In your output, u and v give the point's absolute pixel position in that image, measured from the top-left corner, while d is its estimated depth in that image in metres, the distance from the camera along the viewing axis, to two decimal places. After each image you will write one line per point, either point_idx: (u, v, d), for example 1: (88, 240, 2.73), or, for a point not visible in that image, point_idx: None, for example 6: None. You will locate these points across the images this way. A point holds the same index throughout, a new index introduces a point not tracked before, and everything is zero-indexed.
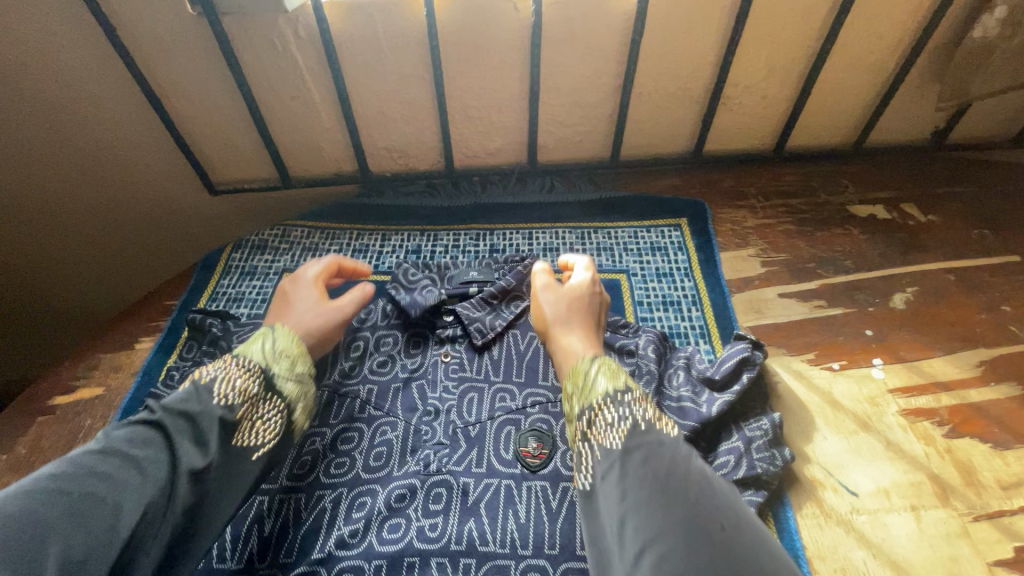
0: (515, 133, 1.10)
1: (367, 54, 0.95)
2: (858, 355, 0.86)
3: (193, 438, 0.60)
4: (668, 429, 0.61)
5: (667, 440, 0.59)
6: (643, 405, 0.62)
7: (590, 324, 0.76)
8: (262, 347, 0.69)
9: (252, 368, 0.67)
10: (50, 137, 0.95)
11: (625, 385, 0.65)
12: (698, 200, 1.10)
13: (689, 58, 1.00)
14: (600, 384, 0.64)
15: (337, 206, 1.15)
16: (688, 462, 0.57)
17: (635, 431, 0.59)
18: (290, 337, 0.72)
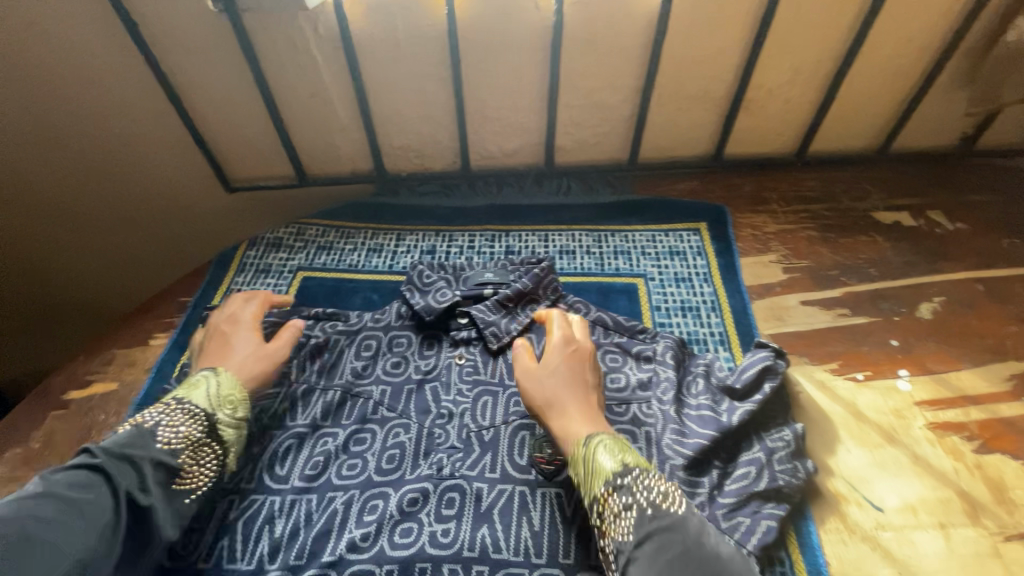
0: (533, 134, 1.09)
1: (386, 53, 0.94)
2: (883, 365, 0.84)
3: (136, 480, 0.61)
4: (675, 505, 0.61)
5: (671, 517, 0.60)
6: (646, 485, 0.63)
7: (581, 392, 0.73)
8: (203, 392, 0.71)
9: (195, 412, 0.69)
10: (70, 132, 0.96)
11: (626, 460, 0.65)
12: (719, 204, 1.08)
13: (712, 59, 0.98)
14: (603, 468, 0.65)
15: (352, 206, 1.14)
16: (697, 535, 0.58)
17: (642, 517, 0.60)
18: (232, 382, 0.74)
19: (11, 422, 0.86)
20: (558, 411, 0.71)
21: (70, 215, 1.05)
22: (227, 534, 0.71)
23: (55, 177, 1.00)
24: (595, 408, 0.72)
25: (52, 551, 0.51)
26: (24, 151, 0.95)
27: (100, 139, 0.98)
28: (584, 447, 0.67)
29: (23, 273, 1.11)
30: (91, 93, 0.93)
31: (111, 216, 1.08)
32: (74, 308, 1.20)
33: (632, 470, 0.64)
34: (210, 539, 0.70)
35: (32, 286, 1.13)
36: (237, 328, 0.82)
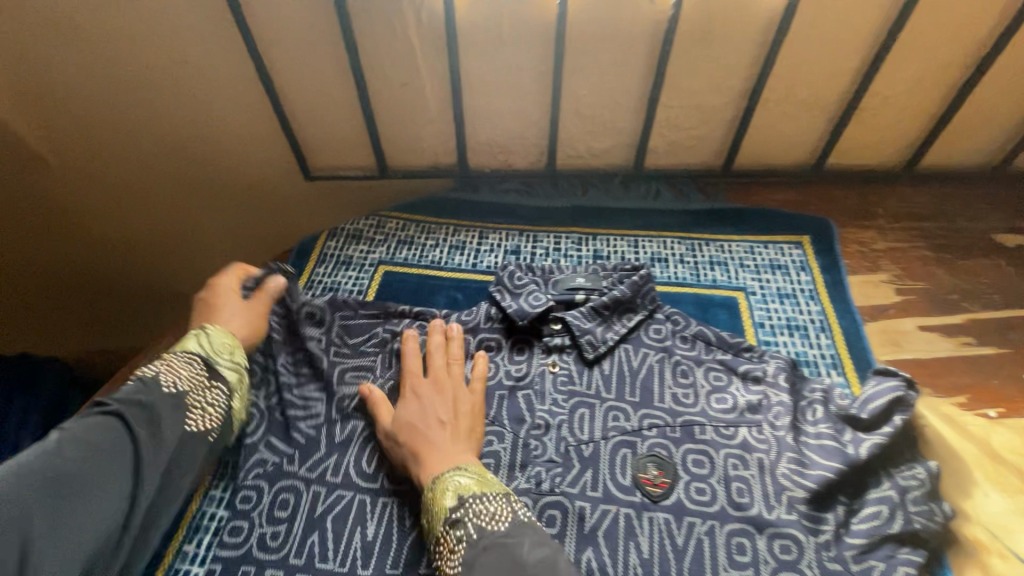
0: (626, 135, 1.04)
1: (488, 43, 0.91)
2: (1019, 403, 0.79)
3: (151, 425, 0.62)
4: (502, 524, 0.62)
5: (492, 539, 0.61)
6: (480, 510, 0.63)
7: (433, 430, 0.71)
8: (200, 340, 0.71)
9: (194, 359, 0.69)
10: (163, 114, 0.97)
11: (467, 489, 0.65)
12: (823, 217, 1.01)
13: (829, 63, 0.93)
14: (442, 505, 0.65)
15: (432, 201, 1.11)
16: (513, 552, 0.59)
17: (471, 545, 0.61)
18: (224, 330, 0.74)
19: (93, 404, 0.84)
20: (416, 458, 0.70)
21: (153, 201, 1.09)
22: (317, 529, 0.68)
23: (139, 162, 1.03)
24: (456, 447, 0.70)
25: (78, 503, 0.54)
26: (112, 134, 0.99)
27: (191, 122, 0.99)
28: (431, 484, 0.67)
29: (115, 256, 1.17)
30: (188, 73, 0.92)
31: (191, 201, 1.10)
32: (162, 290, 1.25)
33: (467, 497, 0.64)
34: (300, 537, 0.68)
35: (123, 268, 1.19)
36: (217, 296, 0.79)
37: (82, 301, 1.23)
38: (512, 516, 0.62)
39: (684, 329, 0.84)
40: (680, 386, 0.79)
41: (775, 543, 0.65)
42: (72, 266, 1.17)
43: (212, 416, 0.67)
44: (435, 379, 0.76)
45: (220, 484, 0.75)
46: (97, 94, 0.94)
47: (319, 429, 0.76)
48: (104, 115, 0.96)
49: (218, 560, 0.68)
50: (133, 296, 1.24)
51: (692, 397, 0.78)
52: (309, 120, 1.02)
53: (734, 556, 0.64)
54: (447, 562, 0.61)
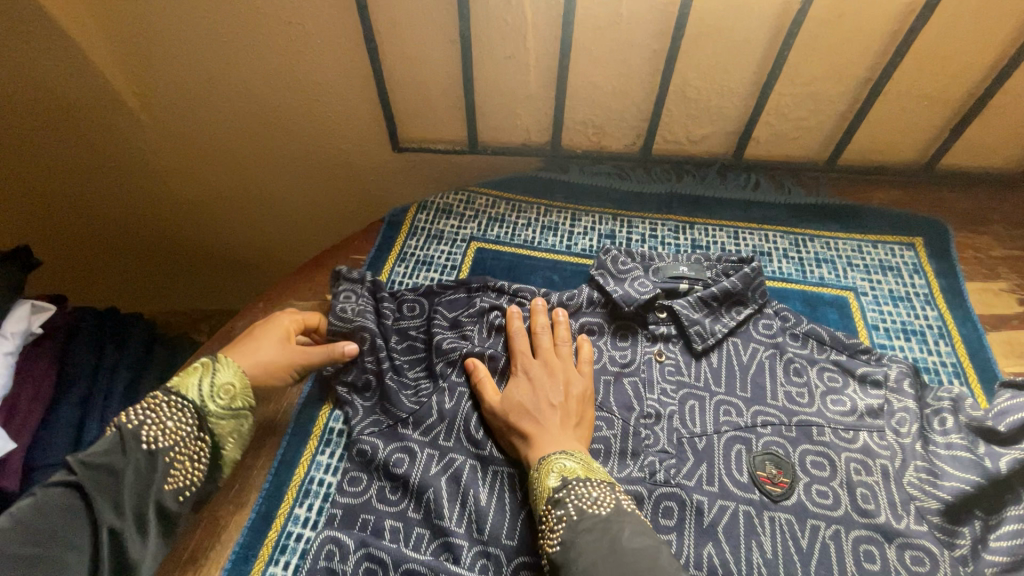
0: (730, 121, 1.00)
1: (604, 19, 0.88)
2: None
3: (124, 493, 0.56)
4: (602, 509, 0.59)
5: (594, 520, 0.57)
6: (582, 493, 0.60)
7: (543, 412, 0.70)
8: (193, 378, 0.65)
9: (182, 408, 0.63)
10: (263, 79, 0.95)
11: (572, 474, 0.63)
12: (939, 221, 0.97)
13: (964, 57, 0.87)
14: (547, 484, 0.63)
15: (520, 178, 1.09)
16: (612, 536, 0.55)
17: (571, 525, 0.58)
18: (230, 370, 0.67)
19: None
20: (528, 437, 0.68)
21: (242, 168, 1.09)
22: (431, 487, 0.68)
23: (235, 128, 1.03)
24: (568, 432, 0.69)
25: None
26: (203, 96, 0.97)
27: (290, 89, 0.97)
28: (537, 465, 0.65)
29: (205, 221, 1.20)
30: (291, 36, 0.89)
31: (280, 168, 1.09)
32: (239, 252, 1.28)
33: (571, 480, 0.62)
34: (416, 490, 0.68)
35: (210, 231, 1.22)
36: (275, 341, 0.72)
37: (174, 261, 1.29)
38: (615, 503, 0.59)
39: (795, 326, 0.81)
40: (794, 385, 0.76)
41: (904, 553, 0.63)
42: (165, 232, 1.21)
43: (194, 473, 0.62)
44: (545, 360, 0.75)
45: (327, 449, 0.75)
46: (195, 53, 0.91)
47: (428, 397, 0.75)
48: (197, 76, 0.94)
49: (337, 505, 0.68)
50: (223, 256, 1.29)
51: (807, 397, 0.75)
52: (405, 90, 0.99)
53: (863, 564, 0.62)
54: (546, 541, 0.59)
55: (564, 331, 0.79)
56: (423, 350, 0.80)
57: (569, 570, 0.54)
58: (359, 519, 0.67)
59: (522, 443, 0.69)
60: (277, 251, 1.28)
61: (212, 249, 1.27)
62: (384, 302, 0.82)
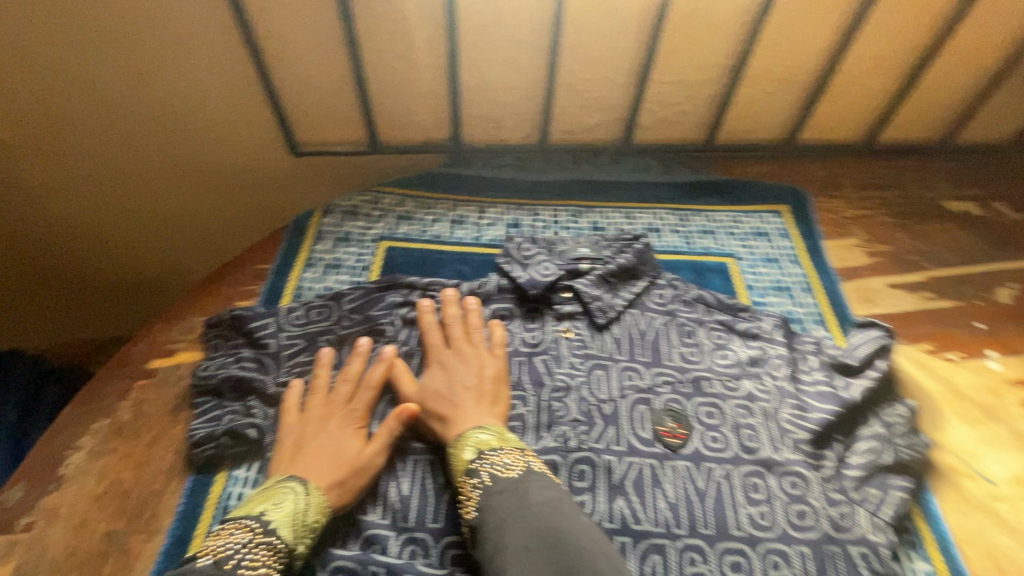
0: (617, 110, 1.08)
1: (487, 16, 0.91)
2: (974, 346, 0.87)
3: None
4: (517, 471, 0.63)
5: (506, 483, 0.61)
6: (498, 461, 0.64)
7: (457, 394, 0.73)
8: (293, 514, 0.62)
9: (278, 546, 0.59)
10: (144, 89, 0.91)
11: (493, 445, 0.66)
12: (799, 189, 1.10)
13: (804, 43, 0.99)
14: (463, 458, 0.66)
15: (425, 176, 1.11)
16: (522, 493, 0.59)
17: (486, 490, 0.61)
18: (321, 503, 0.64)
19: (93, 390, 0.78)
20: (444, 422, 0.71)
21: (124, 187, 1.03)
22: None
23: (111, 138, 0.96)
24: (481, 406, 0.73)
25: None
26: (71, 110, 0.91)
27: (172, 90, 0.92)
28: (454, 442, 0.68)
29: (91, 242, 1.11)
30: (169, 40, 0.87)
31: (169, 172, 1.03)
32: (126, 274, 1.19)
33: (486, 450, 0.65)
34: None
35: (92, 255, 1.14)
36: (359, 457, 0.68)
37: (51, 291, 1.18)
38: (526, 466, 0.63)
39: (684, 294, 0.90)
40: (686, 345, 0.84)
41: (784, 480, 0.71)
42: (39, 259, 1.12)
43: None
44: (459, 348, 0.79)
45: (246, 463, 0.72)
46: (60, 62, 0.85)
47: None
48: (66, 88, 0.88)
49: None
50: (114, 276, 1.19)
51: (698, 355, 0.83)
52: (297, 93, 0.98)
53: (750, 495, 0.70)
54: (464, 510, 0.62)
55: (474, 318, 0.83)
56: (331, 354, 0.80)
57: (483, 531, 0.58)
58: None
59: (441, 428, 0.71)
60: (173, 266, 1.19)
61: (96, 274, 1.18)
62: (286, 310, 0.82)
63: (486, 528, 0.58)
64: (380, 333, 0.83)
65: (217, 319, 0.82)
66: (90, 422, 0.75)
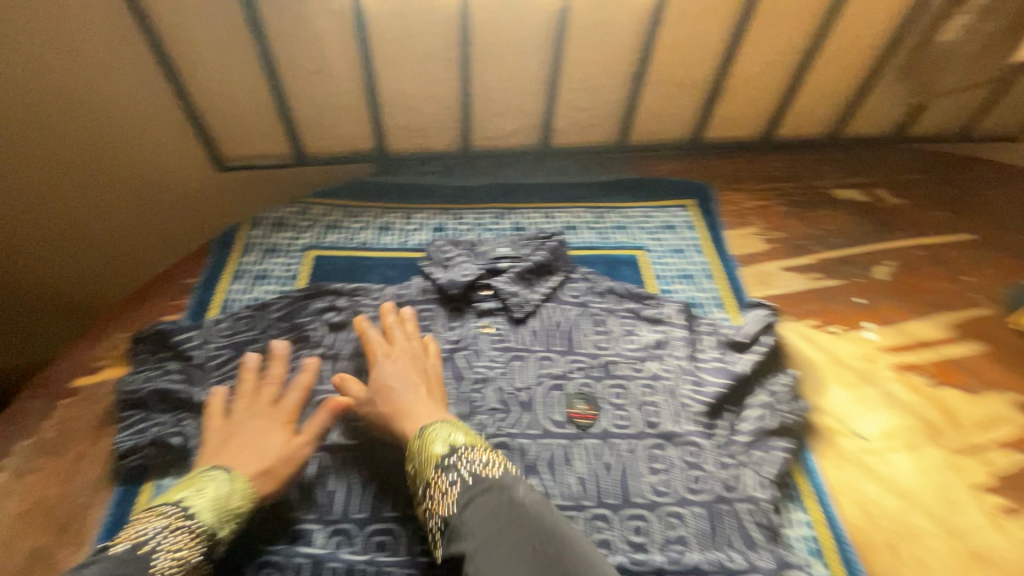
0: (533, 116, 1.14)
1: (397, 31, 0.95)
2: (853, 319, 0.97)
3: None
4: (497, 470, 0.64)
5: (488, 481, 0.62)
6: (473, 458, 0.65)
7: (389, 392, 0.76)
8: (215, 500, 0.64)
9: (197, 530, 0.61)
10: (72, 111, 0.93)
11: (464, 442, 0.68)
12: (703, 184, 1.19)
13: (696, 50, 1.07)
14: (434, 453, 0.67)
15: (353, 185, 1.14)
16: (509, 492, 0.61)
17: (466, 487, 0.62)
18: (245, 490, 0.66)
19: (16, 411, 0.79)
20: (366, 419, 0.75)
21: (46, 206, 1.02)
22: None
23: (27, 151, 0.95)
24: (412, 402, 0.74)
25: None
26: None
27: (100, 111, 0.95)
28: (419, 438, 0.69)
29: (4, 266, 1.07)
30: (86, 64, 0.89)
31: (92, 184, 1.02)
32: (37, 301, 1.14)
33: (460, 448, 0.67)
34: None
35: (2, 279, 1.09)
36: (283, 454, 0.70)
37: None
38: (504, 466, 0.65)
39: (597, 286, 0.96)
40: (598, 333, 0.91)
41: (682, 449, 0.77)
42: None
43: None
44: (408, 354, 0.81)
45: (172, 471, 0.74)
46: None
47: None
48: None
49: None
50: (39, 301, 1.15)
51: (609, 341, 0.90)
52: (217, 110, 1.00)
53: (651, 465, 0.76)
54: (438, 506, 0.63)
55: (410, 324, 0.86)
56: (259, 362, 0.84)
57: (470, 526, 0.59)
58: None
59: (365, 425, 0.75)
60: (99, 288, 1.16)
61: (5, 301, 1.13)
62: (213, 322, 0.86)
63: (459, 529, 0.60)
64: (308, 339, 0.87)
65: (140, 335, 0.83)
66: (12, 443, 0.76)
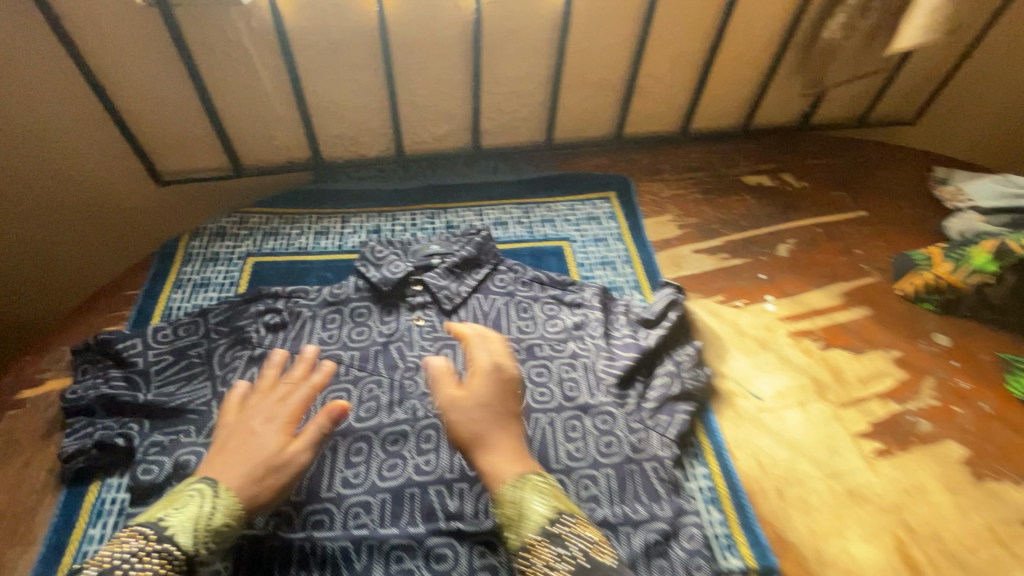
0: (461, 120, 1.21)
1: (321, 47, 1.01)
2: (756, 293, 1.07)
3: None
4: (607, 557, 0.62)
5: (598, 565, 0.60)
6: (581, 533, 0.63)
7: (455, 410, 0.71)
8: (192, 519, 0.63)
9: (170, 551, 0.60)
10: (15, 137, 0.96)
11: (566, 508, 0.65)
12: (624, 176, 1.28)
13: (607, 53, 1.16)
14: (537, 511, 0.64)
15: (291, 193, 1.19)
16: None
17: (576, 566, 0.60)
18: (229, 505, 0.65)
19: None
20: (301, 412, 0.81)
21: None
22: None
23: None
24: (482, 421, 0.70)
25: None
26: None
27: (42, 136, 0.98)
28: (517, 487, 0.66)
29: None
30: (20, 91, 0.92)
31: (30, 209, 1.04)
32: None
33: (564, 515, 0.64)
34: None
35: None
36: (277, 457, 0.69)
37: None
38: (611, 553, 0.63)
39: (523, 276, 1.04)
40: (523, 319, 0.98)
41: (597, 418, 0.85)
42: None
43: None
44: (489, 372, 0.75)
45: (119, 471, 0.79)
46: None
47: (208, 405, 0.83)
48: None
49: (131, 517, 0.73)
50: None
51: (532, 325, 0.97)
52: (152, 127, 1.04)
53: (569, 434, 0.84)
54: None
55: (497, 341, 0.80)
56: (199, 364, 0.87)
57: None
58: None
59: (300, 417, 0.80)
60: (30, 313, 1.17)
61: None
62: (154, 329, 0.89)
63: None
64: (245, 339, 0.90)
65: (83, 346, 0.87)
66: None
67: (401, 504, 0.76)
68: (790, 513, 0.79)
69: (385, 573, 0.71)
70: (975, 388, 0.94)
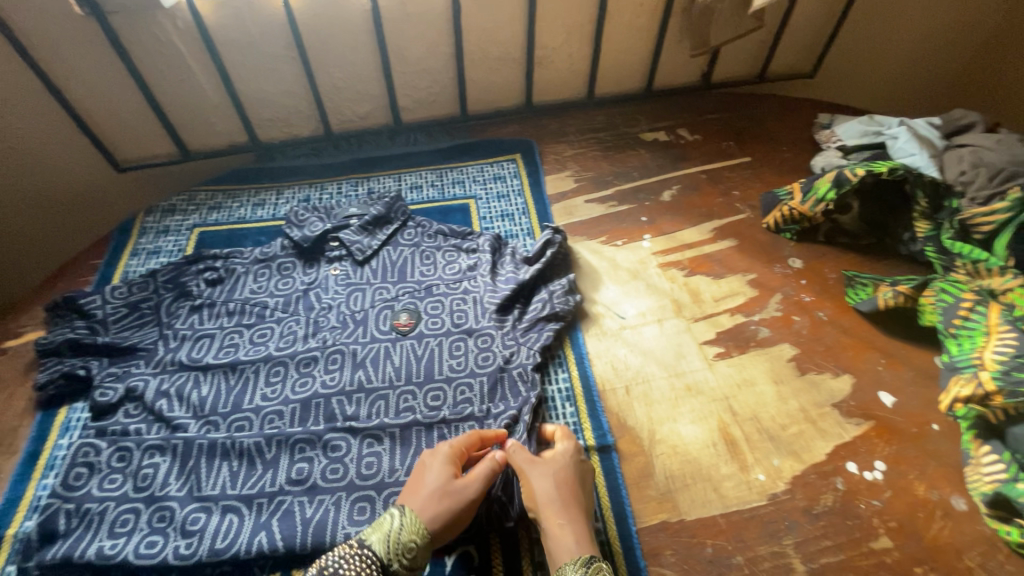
0: (379, 99, 1.36)
1: (242, 41, 1.17)
2: (635, 234, 1.21)
3: None
4: None
5: None
6: None
7: (534, 473, 0.77)
8: (388, 532, 0.71)
9: (369, 558, 0.69)
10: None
11: None
12: (529, 140, 1.42)
13: (502, 29, 1.30)
14: None
15: (234, 171, 1.36)
16: None
17: None
18: (415, 522, 0.71)
19: None
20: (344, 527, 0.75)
21: None
22: (163, 397, 0.93)
23: None
24: (556, 499, 0.74)
25: None
26: None
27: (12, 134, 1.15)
28: None
29: None
30: None
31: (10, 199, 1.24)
32: None
33: None
34: (149, 405, 0.93)
35: None
36: (452, 484, 0.75)
37: None
38: None
39: (428, 229, 1.19)
40: (425, 265, 1.14)
41: (478, 339, 1.00)
42: None
43: None
44: (566, 455, 0.80)
45: (82, 398, 0.98)
46: None
47: (155, 344, 1.01)
48: None
49: (91, 429, 0.90)
50: None
51: (433, 269, 1.13)
52: (106, 122, 1.21)
53: (453, 352, 1.00)
54: None
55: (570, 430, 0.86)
56: (150, 314, 1.05)
57: None
58: (109, 430, 0.90)
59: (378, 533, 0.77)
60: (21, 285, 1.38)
61: None
62: (112, 288, 1.05)
63: None
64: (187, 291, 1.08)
65: (51, 302, 1.05)
66: None
67: (309, 410, 0.93)
68: (633, 405, 0.94)
69: (290, 459, 0.87)
70: (816, 301, 1.07)
